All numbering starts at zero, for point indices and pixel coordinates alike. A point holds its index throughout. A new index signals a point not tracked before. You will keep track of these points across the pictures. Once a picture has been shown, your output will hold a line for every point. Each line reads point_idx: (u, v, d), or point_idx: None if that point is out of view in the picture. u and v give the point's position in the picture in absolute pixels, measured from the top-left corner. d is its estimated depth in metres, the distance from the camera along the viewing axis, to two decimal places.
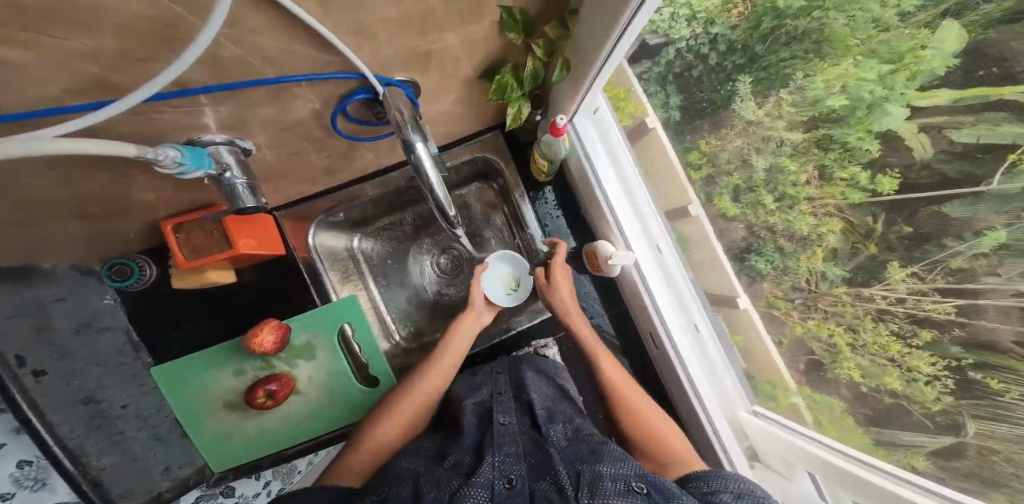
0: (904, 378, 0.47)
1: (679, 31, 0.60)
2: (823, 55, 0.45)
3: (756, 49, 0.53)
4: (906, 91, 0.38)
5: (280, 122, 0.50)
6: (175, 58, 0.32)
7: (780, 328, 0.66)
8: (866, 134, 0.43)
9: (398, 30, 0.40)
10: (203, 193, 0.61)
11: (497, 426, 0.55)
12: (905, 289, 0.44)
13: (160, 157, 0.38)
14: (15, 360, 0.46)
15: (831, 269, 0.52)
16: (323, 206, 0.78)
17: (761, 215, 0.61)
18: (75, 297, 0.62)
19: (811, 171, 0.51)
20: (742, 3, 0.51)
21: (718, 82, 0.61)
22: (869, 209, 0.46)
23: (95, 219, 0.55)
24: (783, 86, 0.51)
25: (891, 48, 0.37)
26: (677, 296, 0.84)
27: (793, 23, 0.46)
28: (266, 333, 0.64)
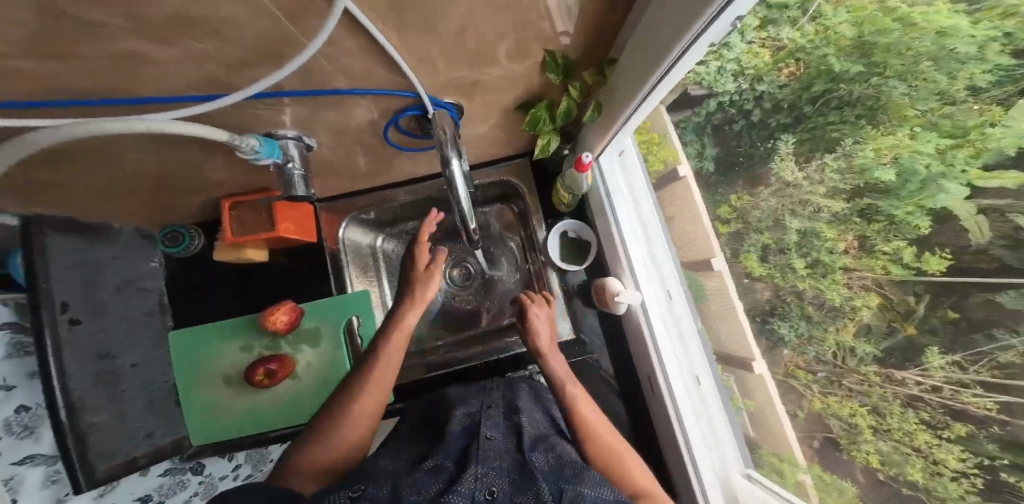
0: (929, 470, 0.43)
1: (724, 85, 0.61)
2: (875, 122, 0.43)
3: (804, 110, 0.52)
4: (968, 169, 0.35)
5: (340, 125, 0.54)
6: (254, 71, 0.35)
7: (796, 400, 0.61)
8: (916, 209, 0.41)
9: (455, 60, 0.43)
10: (259, 178, 0.64)
11: (480, 439, 0.48)
12: (942, 378, 0.40)
13: (241, 144, 0.45)
14: (61, 303, 0.52)
15: (863, 346, 0.49)
16: (358, 203, 0.81)
17: (790, 279, 0.59)
18: (126, 257, 0.68)
19: (851, 240, 0.48)
20: (793, 64, 0.50)
21: (758, 138, 0.60)
22: (911, 288, 0.43)
23: (160, 193, 0.62)
24: (828, 150, 0.50)
25: (954, 122, 0.35)
26: (683, 347, 0.80)
27: (846, 88, 0.45)
28: (282, 313, 0.69)
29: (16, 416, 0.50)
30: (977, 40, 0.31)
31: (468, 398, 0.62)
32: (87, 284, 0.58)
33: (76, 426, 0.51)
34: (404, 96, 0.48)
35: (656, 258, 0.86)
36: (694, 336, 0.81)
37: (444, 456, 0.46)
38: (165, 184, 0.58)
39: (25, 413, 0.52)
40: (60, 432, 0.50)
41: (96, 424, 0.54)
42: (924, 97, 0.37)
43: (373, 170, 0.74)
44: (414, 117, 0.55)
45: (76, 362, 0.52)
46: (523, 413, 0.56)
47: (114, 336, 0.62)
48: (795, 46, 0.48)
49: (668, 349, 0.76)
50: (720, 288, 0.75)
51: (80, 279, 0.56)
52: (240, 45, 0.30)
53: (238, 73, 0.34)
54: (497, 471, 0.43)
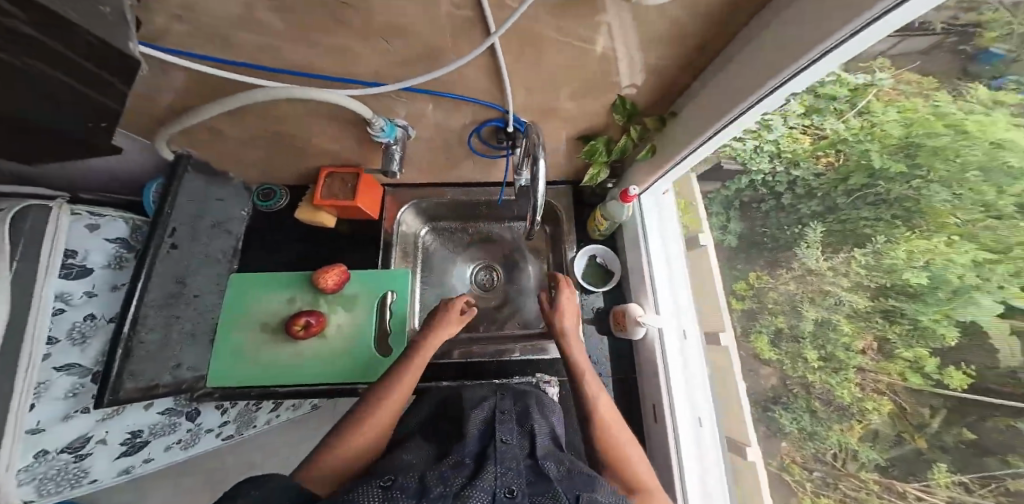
0: None
1: (759, 163, 0.64)
2: (910, 225, 0.47)
3: (837, 200, 0.55)
4: (1006, 286, 0.39)
5: (434, 120, 0.60)
6: (404, 35, 0.39)
7: (787, 498, 0.56)
8: (946, 318, 0.43)
9: (568, 65, 0.46)
10: (355, 156, 0.70)
11: (498, 441, 0.43)
12: (946, 495, 0.42)
13: (373, 122, 0.53)
14: (171, 228, 0.59)
15: (865, 451, 0.48)
16: (417, 194, 0.84)
17: (802, 370, 0.57)
18: (227, 202, 0.74)
19: (871, 340, 0.49)
20: (834, 154, 0.54)
21: (785, 222, 0.62)
22: (929, 399, 0.44)
23: (275, 150, 0.68)
24: (860, 245, 0.52)
25: (1000, 238, 0.39)
26: (691, 390, 0.69)
27: (885, 185, 0.49)
28: (334, 274, 0.71)
29: (80, 323, 0.56)
30: None
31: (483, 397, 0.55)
32: (195, 217, 0.65)
33: (128, 339, 0.53)
34: (493, 107, 0.56)
35: (676, 283, 0.78)
36: (705, 386, 0.70)
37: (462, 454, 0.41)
38: (284, 141, 0.65)
39: (89, 321, 0.58)
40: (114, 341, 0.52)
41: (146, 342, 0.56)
42: (968, 206, 0.42)
43: (440, 168, 0.78)
44: (494, 128, 0.62)
45: (156, 281, 0.57)
46: (539, 425, 0.49)
47: (194, 264, 0.65)
48: (838, 137, 0.53)
49: (680, 388, 0.68)
50: (723, 363, 0.69)
51: (194, 211, 0.64)
52: (399, 20, 0.36)
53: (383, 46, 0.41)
54: (516, 470, 0.38)
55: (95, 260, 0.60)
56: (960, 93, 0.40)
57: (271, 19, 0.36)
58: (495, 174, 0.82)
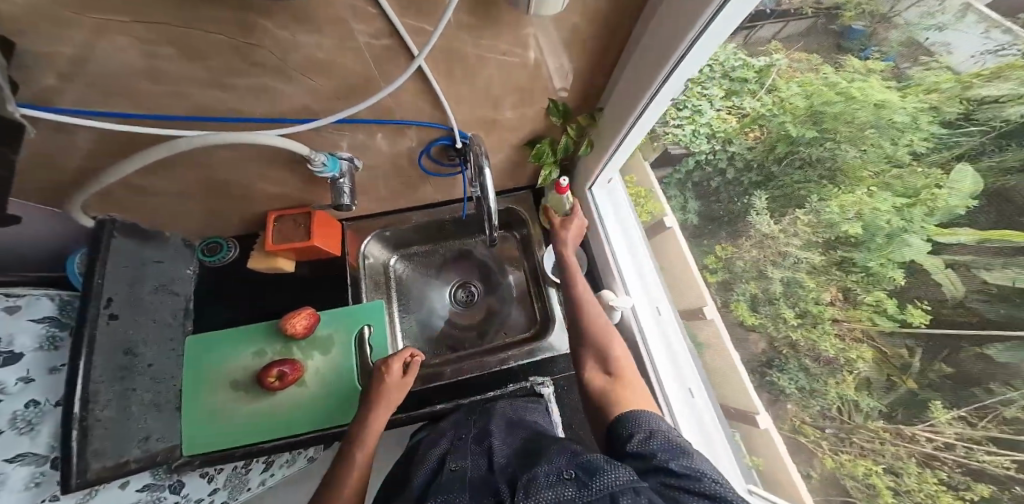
0: None
1: (699, 145, 0.70)
2: (836, 184, 0.52)
3: (772, 169, 0.60)
4: (927, 225, 0.43)
5: (381, 148, 0.60)
6: (335, 63, 0.39)
7: (808, 459, 0.56)
8: (889, 262, 0.47)
9: (502, 76, 0.48)
10: (304, 196, 0.68)
11: (444, 472, 0.49)
12: (953, 434, 0.39)
13: (314, 159, 0.52)
14: (106, 298, 0.52)
15: (865, 399, 0.48)
16: (380, 223, 0.83)
17: (783, 330, 0.60)
18: (169, 261, 0.68)
19: (835, 292, 0.52)
20: (758, 130, 0.61)
21: (735, 195, 0.67)
22: (903, 340, 0.45)
23: (217, 200, 0.64)
24: (800, 206, 0.57)
25: (906, 184, 0.44)
26: (676, 362, 0.76)
27: (806, 150, 0.54)
28: (302, 318, 0.68)
29: (23, 411, 0.47)
30: (911, 109, 0.41)
31: (440, 436, 0.61)
32: (134, 282, 0.58)
33: (85, 420, 0.47)
34: (438, 128, 0.57)
35: (642, 265, 0.85)
36: (685, 353, 0.77)
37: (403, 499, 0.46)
38: (224, 190, 0.61)
39: (33, 408, 0.48)
40: (66, 426, 0.46)
41: (103, 422, 0.50)
42: (875, 160, 0.47)
43: (396, 194, 0.77)
44: (444, 147, 0.63)
45: (102, 357, 0.50)
46: (495, 437, 0.54)
47: (141, 332, 0.59)
48: (757, 114, 0.60)
49: (662, 360, 0.75)
50: (714, 336, 0.74)
51: (128, 278, 0.56)
52: (314, 54, 0.37)
53: (304, 81, 0.41)
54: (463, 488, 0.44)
55: (24, 343, 0.49)
56: (840, 64, 0.46)
57: (184, 68, 0.35)
58: (454, 192, 0.82)
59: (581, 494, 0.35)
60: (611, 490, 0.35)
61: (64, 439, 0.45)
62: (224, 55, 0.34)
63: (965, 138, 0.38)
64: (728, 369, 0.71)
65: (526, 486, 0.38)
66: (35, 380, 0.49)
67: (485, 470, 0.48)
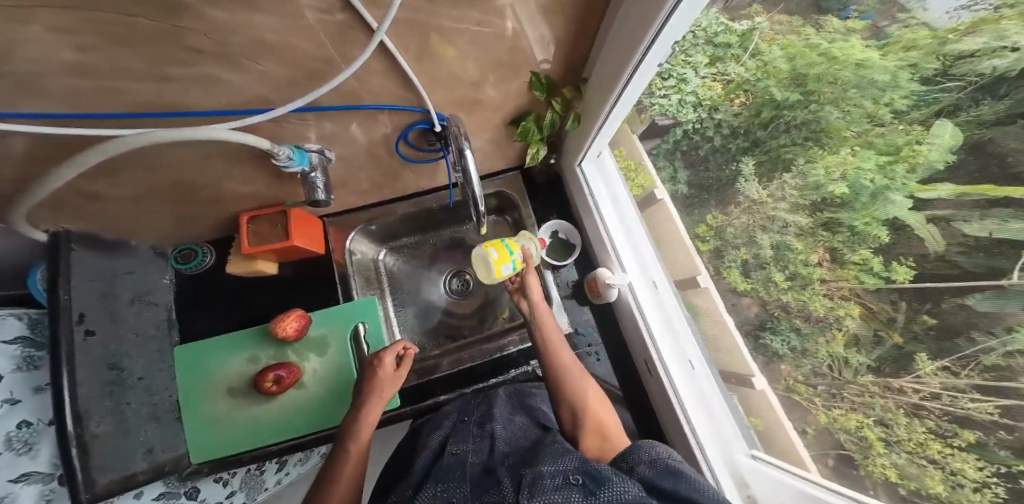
0: (950, 483, 0.42)
1: (686, 115, 0.68)
2: (821, 144, 0.52)
3: (758, 134, 0.60)
4: (908, 182, 0.43)
5: (354, 136, 0.58)
6: (289, 44, 0.36)
7: (803, 416, 0.60)
8: (872, 220, 0.47)
9: (470, 51, 0.46)
10: (278, 193, 0.67)
11: (446, 456, 0.51)
12: (939, 384, 0.42)
13: (278, 153, 0.49)
14: (78, 314, 0.51)
15: (854, 356, 0.50)
16: (365, 217, 0.82)
17: (774, 293, 0.62)
18: (141, 272, 0.67)
19: (823, 253, 0.53)
20: (744, 95, 0.60)
21: (723, 163, 0.67)
22: (889, 296, 0.46)
23: (186, 203, 0.62)
24: (786, 170, 0.57)
25: (888, 141, 0.44)
26: (674, 332, 0.78)
27: (790, 113, 0.54)
28: (292, 320, 0.68)
29: (17, 432, 0.47)
30: (891, 68, 0.41)
31: (443, 417, 0.63)
32: (106, 295, 0.57)
33: (81, 437, 0.48)
34: (415, 111, 0.55)
35: (636, 240, 0.86)
36: (683, 323, 0.79)
37: (406, 487, 0.49)
38: (189, 191, 0.59)
39: (27, 429, 0.49)
40: (63, 444, 0.47)
41: (100, 437, 0.51)
42: (857, 120, 0.47)
43: (378, 184, 0.76)
44: (421, 131, 0.62)
45: (86, 373, 0.50)
46: (497, 421, 0.57)
47: (124, 347, 0.59)
48: (742, 79, 0.59)
49: (660, 331, 0.77)
50: (708, 303, 0.76)
51: (99, 291, 0.55)
52: (266, 37, 0.35)
53: (259, 67, 0.38)
54: (463, 478, 0.47)
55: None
56: (820, 25, 0.45)
57: (128, 68, 0.33)
58: (437, 178, 0.81)
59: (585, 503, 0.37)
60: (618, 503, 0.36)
61: (64, 458, 0.46)
62: (169, 46, 0.32)
63: (943, 94, 0.38)
64: (723, 332, 0.74)
65: (528, 490, 0.40)
66: (22, 401, 0.49)
67: (486, 459, 0.50)
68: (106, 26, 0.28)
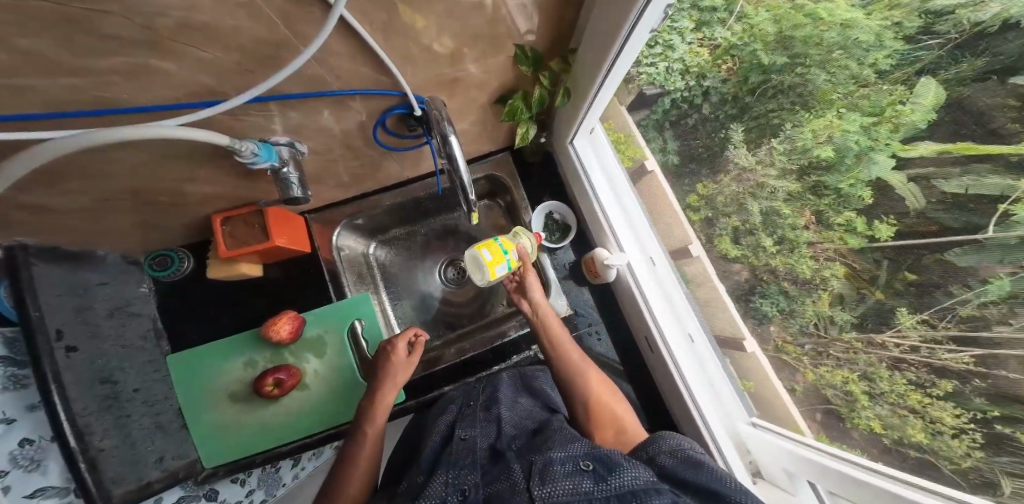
0: (930, 430, 0.44)
1: (674, 83, 0.67)
2: (808, 108, 0.51)
3: (746, 100, 0.59)
4: (891, 142, 0.43)
5: (326, 125, 0.55)
6: (233, 23, 0.33)
7: (791, 375, 0.62)
8: (857, 181, 0.47)
9: (437, 27, 0.43)
10: (251, 192, 0.64)
11: (455, 442, 0.52)
12: (919, 337, 0.44)
13: (241, 148, 0.46)
14: (55, 330, 0.49)
15: (838, 313, 0.52)
16: (349, 210, 0.80)
17: (763, 258, 0.63)
18: (115, 283, 0.65)
19: (809, 216, 0.54)
20: (730, 60, 0.58)
21: (712, 130, 0.66)
22: (871, 255, 0.47)
23: (147, 207, 0.59)
24: (774, 136, 0.57)
25: (872, 102, 0.43)
26: (673, 307, 0.80)
27: (778, 78, 0.53)
28: (284, 323, 0.67)
29: (20, 450, 0.47)
30: (876, 28, 0.41)
31: (448, 405, 0.64)
32: (80, 309, 0.55)
33: (87, 452, 0.48)
34: (390, 94, 0.53)
35: (633, 217, 0.86)
36: (681, 295, 0.81)
37: (416, 474, 0.50)
38: (151, 195, 0.56)
39: (30, 446, 0.48)
40: (71, 460, 0.47)
41: (108, 450, 0.51)
42: (843, 81, 0.46)
43: (360, 175, 0.73)
44: (400, 116, 0.59)
45: (80, 389, 0.50)
46: (502, 406, 0.58)
47: (112, 360, 0.58)
48: (728, 44, 0.57)
49: (659, 306, 0.79)
50: (699, 270, 0.78)
51: (72, 306, 0.53)
52: (203, 17, 0.32)
53: (203, 53, 0.36)
54: (472, 464, 0.48)
55: None
56: None
57: (50, 63, 0.30)
58: (421, 165, 0.78)
59: (597, 489, 0.39)
60: (629, 489, 0.37)
61: (73, 472, 0.47)
62: (98, 35, 0.29)
63: (925, 52, 0.38)
64: (715, 298, 0.76)
65: (539, 475, 0.42)
66: (17, 420, 0.48)
67: (494, 444, 0.51)
68: (17, 17, 0.25)
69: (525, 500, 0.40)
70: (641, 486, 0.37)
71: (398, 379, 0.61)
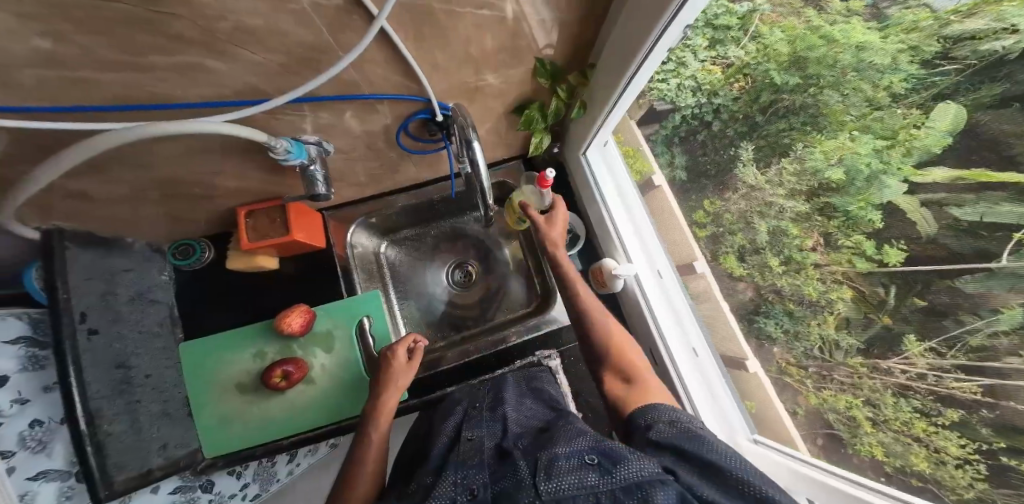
0: (933, 459, 0.44)
1: (685, 99, 0.67)
2: (819, 129, 0.52)
3: (756, 120, 0.60)
4: (902, 166, 0.43)
5: (351, 127, 0.57)
6: (284, 28, 0.35)
7: (793, 396, 0.61)
8: (867, 205, 0.48)
9: (469, 37, 0.45)
10: (275, 187, 0.66)
11: (461, 443, 0.52)
12: (926, 364, 0.43)
13: (275, 145, 0.48)
14: (81, 313, 0.50)
15: (845, 337, 0.52)
16: (364, 209, 0.81)
17: (769, 278, 0.62)
18: (140, 269, 0.66)
19: (816, 237, 0.54)
20: (743, 79, 0.59)
21: (721, 148, 0.67)
22: (879, 279, 0.47)
23: (177, 200, 0.60)
24: (784, 156, 0.57)
25: (885, 125, 0.44)
26: (680, 322, 0.79)
27: (789, 98, 0.54)
28: (295, 316, 0.67)
29: (29, 431, 0.47)
30: (892, 51, 0.41)
31: (453, 407, 0.63)
32: (105, 294, 0.56)
33: (95, 436, 0.49)
34: (416, 100, 0.54)
35: (642, 229, 0.85)
36: (688, 311, 0.80)
37: (425, 475, 0.50)
38: (182, 186, 0.57)
39: (38, 428, 0.49)
40: (78, 442, 0.48)
41: (115, 435, 0.52)
42: (856, 103, 0.46)
43: (378, 176, 0.75)
44: (422, 121, 0.61)
45: (97, 372, 0.50)
46: (508, 406, 0.58)
47: (129, 346, 0.59)
48: (742, 63, 0.58)
49: (666, 320, 0.78)
50: (704, 288, 0.77)
51: (98, 291, 0.55)
52: (253, 22, 0.33)
53: (251, 56, 0.37)
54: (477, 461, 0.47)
55: (4, 367, 0.47)
56: (824, 8, 0.47)
57: (107, 57, 0.31)
58: (437, 169, 0.80)
59: (603, 483, 0.38)
60: (634, 481, 0.36)
61: (79, 456, 0.47)
62: (158, 34, 0.31)
63: (942, 77, 0.38)
64: (718, 314, 0.75)
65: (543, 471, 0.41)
66: (30, 400, 0.49)
67: (501, 443, 0.51)
68: (86, 12, 0.26)
69: (531, 497, 0.39)
70: (647, 477, 0.36)
71: (398, 384, 0.61)
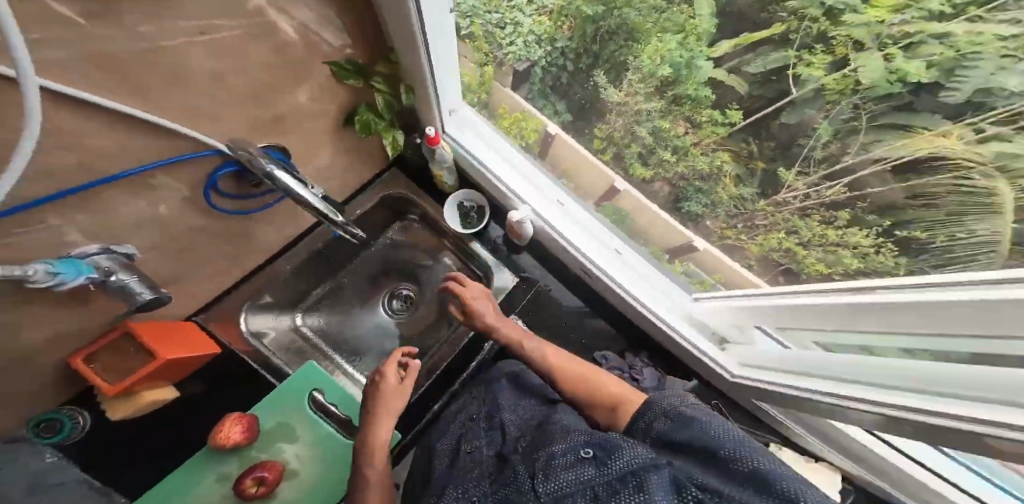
0: (858, 255, 0.53)
1: (535, 51, 0.74)
2: (638, 41, 0.63)
3: (592, 50, 0.70)
4: (702, 48, 0.55)
5: (143, 202, 0.49)
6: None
7: (743, 254, 0.74)
8: (697, 85, 0.59)
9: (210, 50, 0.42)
10: (82, 320, 0.53)
11: (462, 458, 0.54)
12: (804, 186, 0.54)
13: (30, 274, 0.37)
14: None
15: (745, 190, 0.64)
16: (246, 293, 0.76)
17: (672, 168, 0.74)
18: None
19: (682, 124, 0.66)
20: (568, 20, 0.68)
21: (582, 82, 0.75)
22: (741, 135, 0.59)
23: (21, 367, 0.51)
24: (626, 71, 0.67)
25: (672, 21, 0.56)
26: (591, 232, 0.90)
27: (605, 23, 0.65)
28: (231, 427, 0.62)
29: None
30: None
31: (449, 424, 0.66)
32: None
33: None
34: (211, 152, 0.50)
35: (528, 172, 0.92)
36: (591, 220, 0.91)
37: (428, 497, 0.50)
38: None
39: None
40: None
41: None
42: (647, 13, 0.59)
43: (235, 237, 0.68)
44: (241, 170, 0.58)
45: None
46: (504, 410, 0.61)
47: None
48: (557, 7, 0.67)
49: (577, 237, 0.87)
50: (633, 201, 0.86)
51: None
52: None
53: None
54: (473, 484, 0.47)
55: None
56: None
57: None
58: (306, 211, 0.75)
59: (599, 475, 0.37)
60: (630, 469, 0.36)
61: None
62: None
63: None
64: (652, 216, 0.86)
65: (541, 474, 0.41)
66: None
67: (500, 450, 0.53)
68: None
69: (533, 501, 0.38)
70: (641, 464, 0.37)
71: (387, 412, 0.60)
